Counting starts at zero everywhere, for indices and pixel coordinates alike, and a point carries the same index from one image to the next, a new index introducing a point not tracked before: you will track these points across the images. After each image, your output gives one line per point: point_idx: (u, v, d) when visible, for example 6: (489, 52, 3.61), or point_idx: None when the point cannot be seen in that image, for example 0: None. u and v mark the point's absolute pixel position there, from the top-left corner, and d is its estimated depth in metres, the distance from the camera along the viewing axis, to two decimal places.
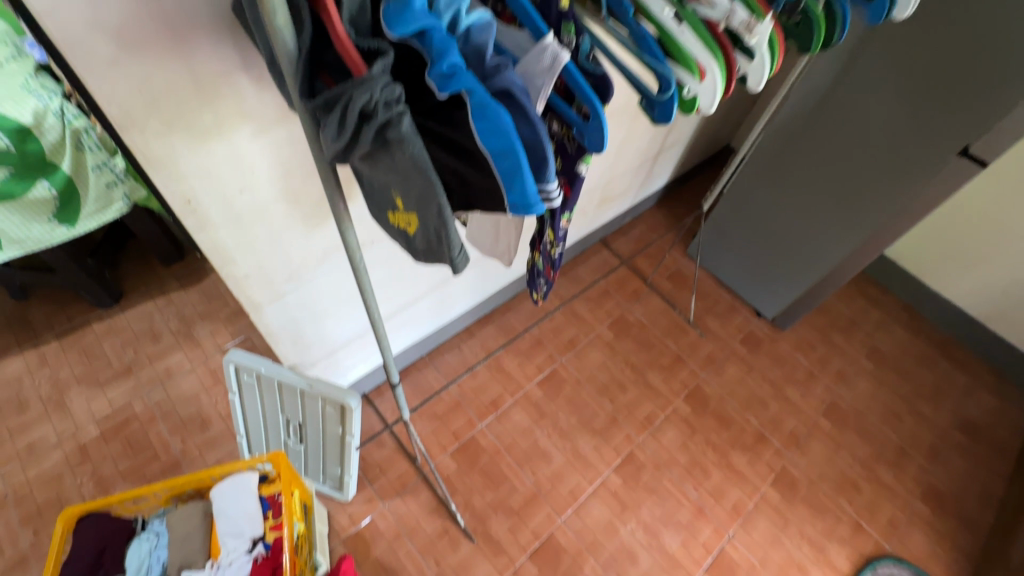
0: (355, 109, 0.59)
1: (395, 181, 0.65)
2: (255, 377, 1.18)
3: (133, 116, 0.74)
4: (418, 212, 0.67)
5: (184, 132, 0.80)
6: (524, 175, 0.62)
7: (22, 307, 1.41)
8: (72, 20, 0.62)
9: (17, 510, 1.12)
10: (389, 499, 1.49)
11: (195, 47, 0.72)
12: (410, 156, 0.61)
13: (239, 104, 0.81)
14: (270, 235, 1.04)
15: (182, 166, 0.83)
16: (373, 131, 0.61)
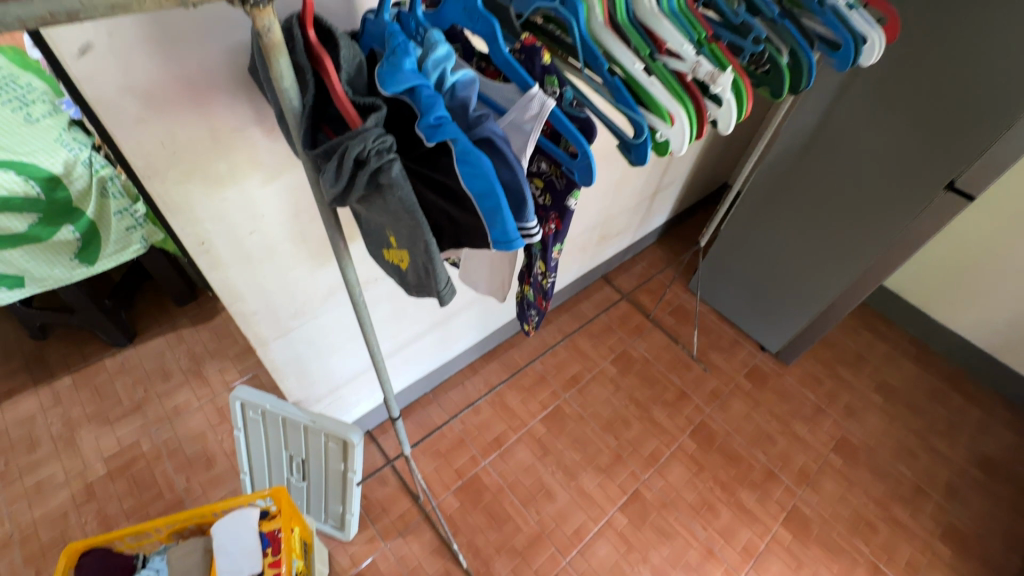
0: (349, 158, 0.38)
1: (389, 224, 0.43)
2: (259, 418, 1.08)
3: (160, 167, 0.58)
4: (408, 253, 0.44)
5: (205, 180, 0.62)
6: (501, 215, 0.42)
7: (42, 345, 1.51)
8: (108, 80, 0.49)
9: (21, 548, 1.18)
10: (391, 539, 1.26)
11: (216, 105, 0.56)
12: (398, 202, 0.40)
13: (255, 157, 0.63)
14: (277, 278, 0.79)
15: (202, 210, 0.64)
16: (363, 175, 0.40)
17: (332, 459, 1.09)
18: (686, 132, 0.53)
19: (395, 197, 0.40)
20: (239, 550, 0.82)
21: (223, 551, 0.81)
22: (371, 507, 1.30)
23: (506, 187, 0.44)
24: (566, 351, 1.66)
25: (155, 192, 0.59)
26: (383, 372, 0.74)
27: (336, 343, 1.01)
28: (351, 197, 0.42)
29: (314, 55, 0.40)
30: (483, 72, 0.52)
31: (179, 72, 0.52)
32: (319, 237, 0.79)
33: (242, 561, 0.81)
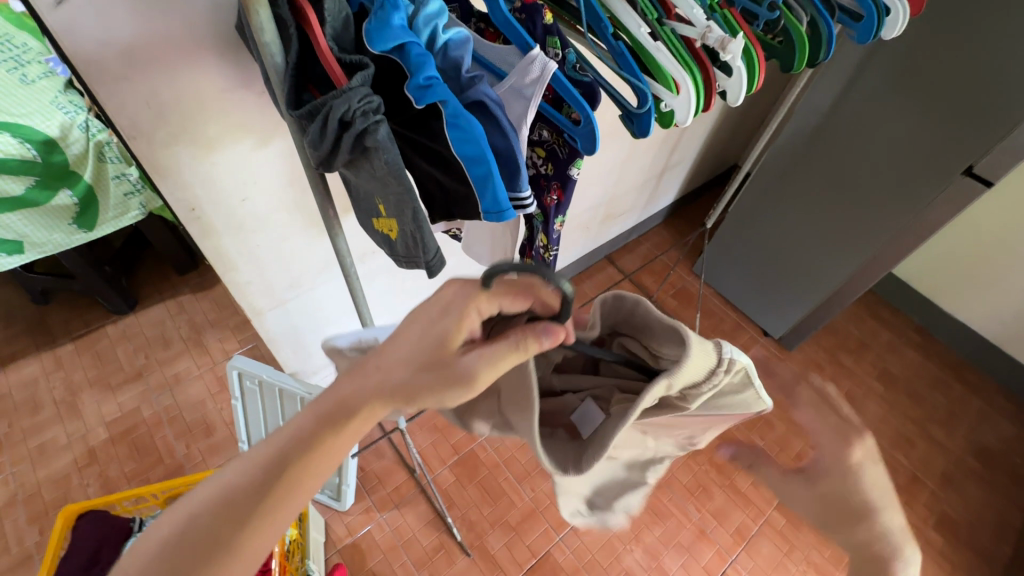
0: (333, 117, 0.36)
1: (378, 190, 0.41)
2: (256, 388, 1.08)
3: (146, 129, 0.56)
4: (395, 222, 0.43)
5: (194, 144, 0.60)
6: (493, 183, 0.40)
7: (44, 311, 1.52)
8: (86, 35, 0.47)
9: (26, 507, 1.21)
10: (386, 510, 1.27)
11: (202, 66, 0.54)
12: (384, 166, 0.39)
13: (244, 121, 0.61)
14: (271, 248, 0.78)
15: (192, 175, 0.62)
16: (350, 137, 0.38)
17: None
18: (693, 103, 0.49)
19: (382, 162, 0.39)
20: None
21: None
22: (367, 478, 1.31)
23: (499, 156, 0.42)
24: None
25: (140, 154, 0.58)
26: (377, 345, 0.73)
27: (331, 316, 1.00)
28: (337, 161, 0.40)
29: (297, 8, 0.37)
30: (482, 34, 0.49)
31: (162, 30, 0.50)
32: (313, 207, 0.77)
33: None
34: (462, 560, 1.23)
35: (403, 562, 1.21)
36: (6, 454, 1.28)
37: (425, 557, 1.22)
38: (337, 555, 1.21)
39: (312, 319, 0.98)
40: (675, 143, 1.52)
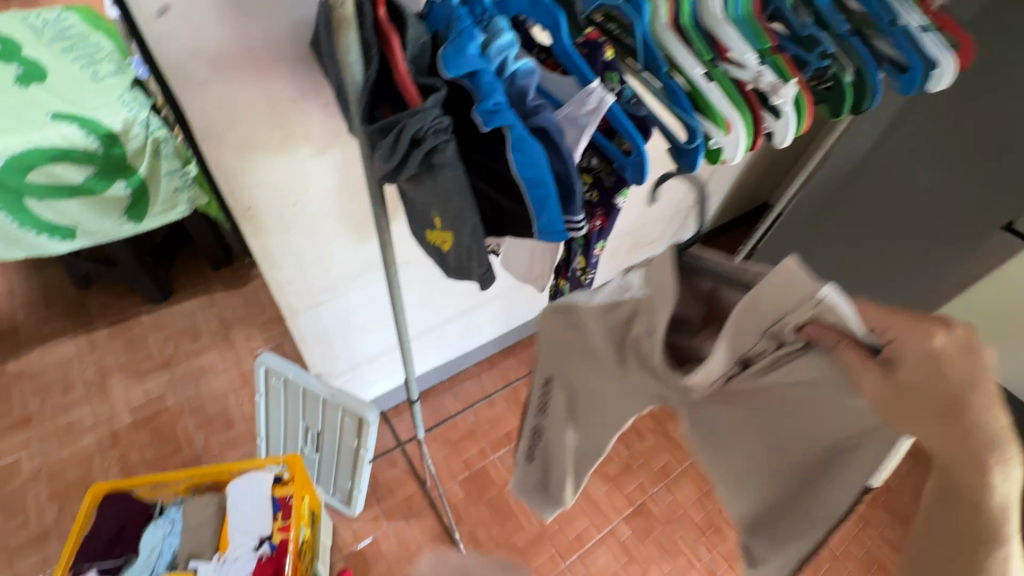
0: (406, 137, 0.40)
1: (437, 207, 0.44)
2: (280, 385, 1.11)
3: (217, 131, 0.60)
4: (451, 235, 0.45)
5: (259, 147, 0.64)
6: (549, 205, 0.43)
7: (85, 294, 1.58)
8: (178, 42, 0.51)
9: (48, 483, 1.24)
10: (394, 520, 1.27)
11: (277, 76, 0.58)
12: (450, 182, 0.42)
13: (307, 129, 0.65)
14: (316, 250, 0.80)
15: (253, 176, 0.66)
16: (418, 155, 0.41)
17: (346, 436, 1.11)
18: (741, 143, 0.52)
19: (448, 177, 0.42)
20: (251, 509, 0.84)
21: (236, 509, 0.84)
22: (377, 486, 1.32)
23: (555, 178, 0.45)
24: None
25: (210, 154, 0.62)
26: (408, 351, 0.74)
27: (361, 321, 1.02)
28: (404, 172, 0.43)
29: (381, 31, 0.40)
30: (542, 64, 0.51)
31: (243, 38, 0.54)
32: (360, 216, 0.80)
33: (252, 521, 0.83)
34: None
35: None
36: (35, 430, 1.32)
37: None
38: (342, 561, 1.21)
39: (344, 322, 1.00)
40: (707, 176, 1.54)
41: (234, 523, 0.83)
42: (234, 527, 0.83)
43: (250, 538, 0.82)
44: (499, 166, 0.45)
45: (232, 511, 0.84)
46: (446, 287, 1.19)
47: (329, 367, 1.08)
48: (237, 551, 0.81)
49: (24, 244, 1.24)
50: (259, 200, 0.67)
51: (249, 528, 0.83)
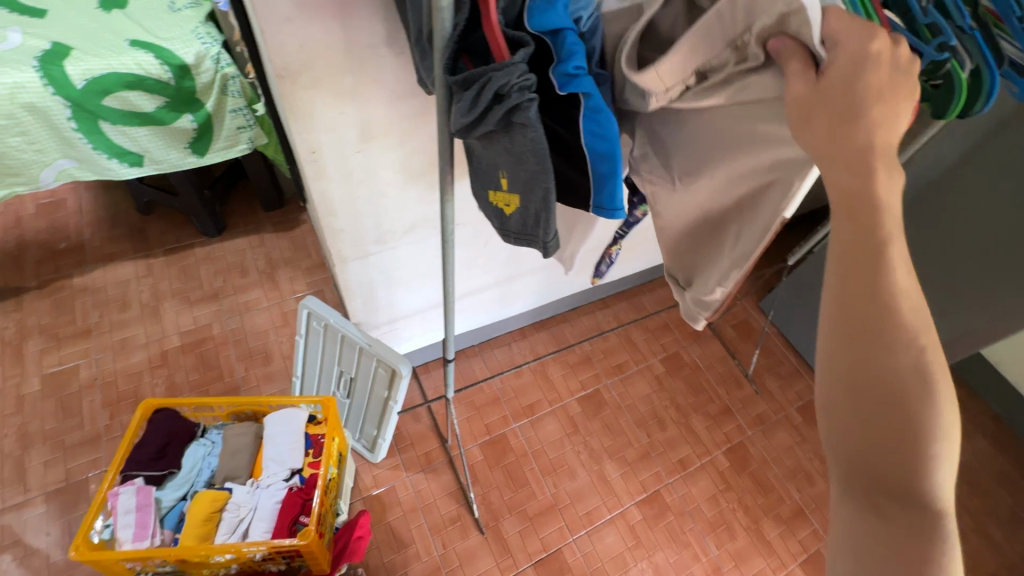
0: (489, 93, 0.39)
1: (508, 167, 0.45)
2: (320, 329, 1.14)
3: (293, 70, 0.60)
4: (520, 197, 0.46)
5: (331, 91, 0.64)
6: (614, 183, 0.45)
7: (146, 220, 1.66)
8: None
9: (102, 392, 1.34)
10: (413, 471, 1.32)
11: (356, 18, 0.58)
12: (529, 143, 0.41)
13: (378, 76, 0.65)
14: (372, 201, 0.81)
15: (321, 119, 0.66)
16: (498, 113, 0.41)
17: (377, 385, 1.14)
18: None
19: (527, 138, 0.41)
20: (287, 441, 0.88)
21: (272, 439, 0.88)
22: (400, 437, 1.36)
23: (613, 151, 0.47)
24: (616, 338, 1.64)
25: (283, 93, 0.62)
26: (451, 311, 0.75)
27: (405, 277, 1.04)
28: (479, 128, 0.43)
29: None
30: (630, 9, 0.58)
31: None
32: (417, 172, 0.80)
33: (286, 453, 0.87)
34: (475, 536, 1.25)
35: (420, 524, 1.25)
36: (94, 341, 1.41)
37: (440, 524, 1.26)
38: (361, 502, 1.26)
39: (388, 276, 1.02)
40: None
41: (270, 450, 0.88)
42: (270, 454, 0.87)
43: (283, 468, 0.86)
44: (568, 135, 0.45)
45: (269, 441, 0.88)
46: (490, 254, 1.19)
47: (369, 318, 1.11)
48: (270, 477, 0.86)
49: (96, 166, 1.29)
50: (324, 144, 0.68)
51: (284, 459, 0.87)
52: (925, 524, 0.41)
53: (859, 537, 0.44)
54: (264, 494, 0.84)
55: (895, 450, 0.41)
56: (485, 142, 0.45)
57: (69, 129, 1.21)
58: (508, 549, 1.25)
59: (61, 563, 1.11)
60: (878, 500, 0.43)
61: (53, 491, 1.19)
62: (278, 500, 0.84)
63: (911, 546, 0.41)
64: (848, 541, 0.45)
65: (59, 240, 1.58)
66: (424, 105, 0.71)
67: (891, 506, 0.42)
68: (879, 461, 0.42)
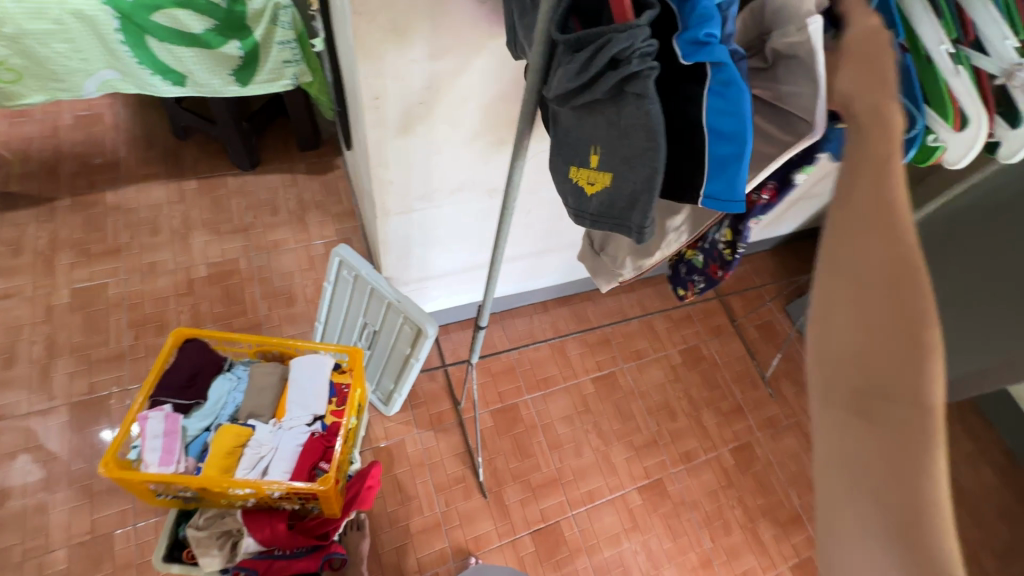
0: (607, 57, 0.38)
1: (608, 140, 0.43)
2: (349, 279, 1.13)
3: (372, 8, 0.57)
4: (614, 175, 0.44)
5: (404, 36, 0.61)
6: (731, 167, 0.46)
7: (181, 145, 1.64)
8: None
9: (128, 312, 1.35)
10: (423, 429, 1.33)
11: None
12: (643, 116, 0.41)
13: (457, 26, 0.61)
14: (425, 157, 0.79)
15: (390, 65, 0.63)
16: (612, 82, 0.40)
17: (401, 341, 1.14)
18: (975, 142, 0.53)
19: (645, 110, 0.40)
20: (313, 387, 0.89)
21: (297, 383, 0.89)
22: (414, 394, 1.37)
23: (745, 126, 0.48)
24: (638, 323, 1.62)
25: (357, 31, 0.59)
26: (494, 279, 0.73)
27: (445, 237, 1.02)
28: (588, 94, 0.42)
29: None
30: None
31: None
32: (478, 131, 0.77)
33: (310, 399, 0.88)
34: (477, 499, 1.28)
35: (425, 480, 1.28)
36: (123, 261, 1.42)
37: (445, 483, 1.28)
38: (370, 452, 1.28)
39: (425, 235, 0.99)
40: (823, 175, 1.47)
41: (295, 393, 0.88)
42: (294, 397, 0.88)
43: (306, 413, 0.87)
44: (683, 113, 0.45)
45: (294, 385, 0.89)
46: (527, 223, 1.17)
47: (399, 272, 1.10)
48: (293, 419, 0.87)
49: (139, 81, 1.26)
50: (391, 90, 0.65)
51: (307, 404, 0.88)
52: (930, 431, 0.28)
53: (844, 450, 0.32)
54: (285, 435, 0.85)
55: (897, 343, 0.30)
56: (584, 111, 0.44)
57: (115, 40, 1.17)
58: (508, 515, 1.28)
59: (81, 472, 1.15)
60: (869, 405, 0.31)
61: (76, 402, 1.22)
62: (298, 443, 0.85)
63: (908, 456, 0.29)
64: (825, 457, 0.34)
65: (94, 155, 1.57)
66: (495, 61, 0.67)
67: (883, 414, 0.31)
68: (878, 366, 0.31)
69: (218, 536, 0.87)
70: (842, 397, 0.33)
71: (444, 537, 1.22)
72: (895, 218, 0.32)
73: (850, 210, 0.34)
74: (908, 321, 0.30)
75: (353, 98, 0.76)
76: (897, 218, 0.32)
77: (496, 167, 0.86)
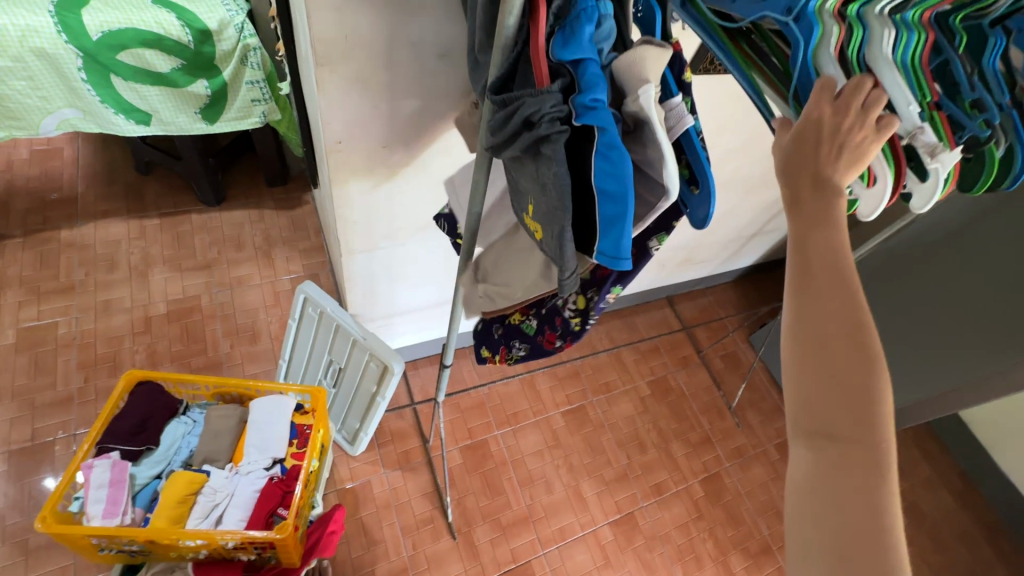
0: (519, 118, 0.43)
1: (534, 195, 0.47)
2: (314, 317, 1.12)
3: (333, 57, 0.60)
4: (538, 228, 0.48)
5: (364, 85, 0.63)
6: (619, 228, 0.43)
7: (144, 181, 1.61)
8: None
9: (79, 353, 1.29)
10: (390, 468, 1.30)
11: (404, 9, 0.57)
12: (553, 176, 0.43)
13: (416, 76, 0.64)
14: (388, 197, 0.80)
15: (351, 110, 0.65)
16: (528, 142, 0.44)
17: (367, 379, 1.12)
18: (884, 197, 0.54)
19: (549, 173, 0.43)
20: (273, 428, 0.87)
21: (255, 425, 0.86)
22: (381, 433, 1.34)
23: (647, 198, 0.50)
24: (607, 356, 1.64)
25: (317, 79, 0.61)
26: (458, 316, 0.73)
27: (411, 274, 1.02)
28: (510, 150, 0.46)
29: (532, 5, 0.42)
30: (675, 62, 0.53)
31: None
32: (442, 173, 0.79)
33: (269, 442, 0.85)
34: (445, 541, 1.24)
35: (392, 523, 1.24)
36: (76, 299, 1.37)
37: (413, 525, 1.25)
38: (334, 495, 1.24)
39: (391, 272, 1.00)
40: (776, 213, 1.57)
41: (253, 435, 0.86)
42: (252, 440, 0.85)
43: (265, 457, 0.85)
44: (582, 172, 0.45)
45: (253, 426, 0.86)
46: None
47: (365, 309, 1.10)
48: (251, 464, 0.84)
49: (101, 119, 1.25)
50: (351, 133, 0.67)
51: (267, 447, 0.85)
52: (867, 471, 0.40)
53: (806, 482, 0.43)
54: (242, 480, 0.82)
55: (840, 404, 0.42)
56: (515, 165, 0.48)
57: (78, 79, 1.17)
58: (477, 557, 1.24)
59: (17, 526, 1.07)
60: (820, 442, 0.42)
61: (16, 450, 1.15)
62: (255, 488, 0.82)
63: (850, 483, 0.40)
64: (793, 488, 0.44)
65: (50, 190, 1.53)
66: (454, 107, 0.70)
67: (833, 449, 0.42)
68: (828, 410, 0.42)
69: None
70: (800, 434, 0.44)
71: None
72: (842, 275, 0.42)
73: (806, 256, 0.44)
74: (851, 380, 0.41)
75: (318, 141, 0.77)
76: (848, 282, 0.42)
77: None
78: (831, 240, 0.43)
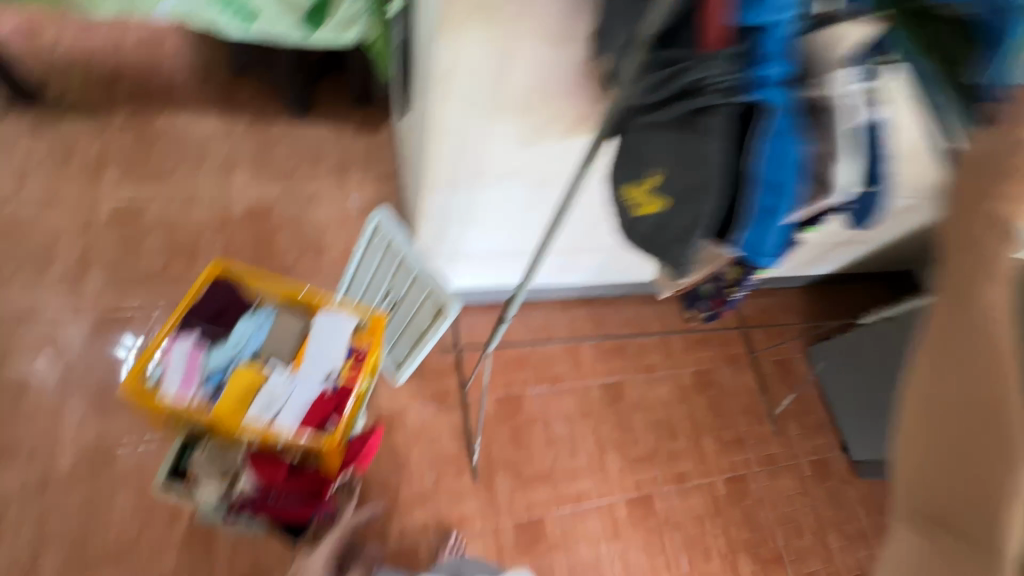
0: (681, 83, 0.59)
1: (671, 161, 0.62)
2: (382, 247, 1.15)
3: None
4: (673, 202, 0.63)
5: (484, 19, 0.71)
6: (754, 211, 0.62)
7: (236, 83, 1.64)
8: None
9: (162, 238, 1.37)
10: (426, 402, 1.35)
11: None
12: (701, 152, 0.61)
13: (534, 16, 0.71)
14: (481, 137, 0.84)
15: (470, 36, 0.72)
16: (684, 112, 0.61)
17: (420, 315, 1.13)
18: None
19: (706, 147, 0.60)
20: (332, 345, 0.90)
21: (316, 340, 0.90)
22: (423, 368, 1.38)
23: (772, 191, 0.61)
24: (655, 338, 1.61)
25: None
26: (533, 267, 0.72)
27: (484, 221, 1.02)
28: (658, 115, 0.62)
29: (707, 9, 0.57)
30: None
31: None
32: None
33: (327, 358, 0.89)
34: (467, 480, 1.30)
35: (420, 453, 1.29)
36: (164, 187, 1.44)
37: (439, 459, 1.30)
38: (372, 416, 1.30)
39: (465, 217, 1.02)
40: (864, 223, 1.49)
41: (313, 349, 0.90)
42: (311, 352, 0.89)
43: (321, 371, 0.88)
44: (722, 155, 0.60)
45: (314, 340, 0.90)
46: None
47: (434, 248, 1.14)
48: (308, 374, 0.88)
49: (208, 15, 1.26)
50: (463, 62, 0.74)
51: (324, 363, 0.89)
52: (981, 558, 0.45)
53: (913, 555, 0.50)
54: (298, 387, 0.87)
55: (968, 494, 0.46)
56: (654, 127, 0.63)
57: None
58: (494, 501, 1.29)
59: (96, 383, 1.18)
60: (938, 526, 0.49)
61: (101, 316, 1.25)
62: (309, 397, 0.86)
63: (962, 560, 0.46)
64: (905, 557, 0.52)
65: (152, 78, 1.59)
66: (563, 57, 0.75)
67: (948, 534, 0.48)
68: (946, 494, 0.48)
69: (218, 470, 0.90)
70: (919, 514, 0.51)
71: (430, 510, 1.24)
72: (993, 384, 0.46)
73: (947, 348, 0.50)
74: (982, 481, 0.45)
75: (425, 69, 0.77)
76: (991, 385, 0.46)
77: (547, 161, 0.90)
78: (983, 305, 0.48)
